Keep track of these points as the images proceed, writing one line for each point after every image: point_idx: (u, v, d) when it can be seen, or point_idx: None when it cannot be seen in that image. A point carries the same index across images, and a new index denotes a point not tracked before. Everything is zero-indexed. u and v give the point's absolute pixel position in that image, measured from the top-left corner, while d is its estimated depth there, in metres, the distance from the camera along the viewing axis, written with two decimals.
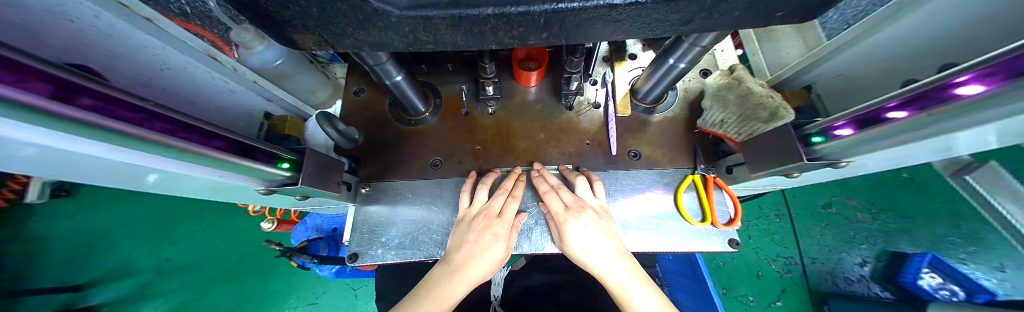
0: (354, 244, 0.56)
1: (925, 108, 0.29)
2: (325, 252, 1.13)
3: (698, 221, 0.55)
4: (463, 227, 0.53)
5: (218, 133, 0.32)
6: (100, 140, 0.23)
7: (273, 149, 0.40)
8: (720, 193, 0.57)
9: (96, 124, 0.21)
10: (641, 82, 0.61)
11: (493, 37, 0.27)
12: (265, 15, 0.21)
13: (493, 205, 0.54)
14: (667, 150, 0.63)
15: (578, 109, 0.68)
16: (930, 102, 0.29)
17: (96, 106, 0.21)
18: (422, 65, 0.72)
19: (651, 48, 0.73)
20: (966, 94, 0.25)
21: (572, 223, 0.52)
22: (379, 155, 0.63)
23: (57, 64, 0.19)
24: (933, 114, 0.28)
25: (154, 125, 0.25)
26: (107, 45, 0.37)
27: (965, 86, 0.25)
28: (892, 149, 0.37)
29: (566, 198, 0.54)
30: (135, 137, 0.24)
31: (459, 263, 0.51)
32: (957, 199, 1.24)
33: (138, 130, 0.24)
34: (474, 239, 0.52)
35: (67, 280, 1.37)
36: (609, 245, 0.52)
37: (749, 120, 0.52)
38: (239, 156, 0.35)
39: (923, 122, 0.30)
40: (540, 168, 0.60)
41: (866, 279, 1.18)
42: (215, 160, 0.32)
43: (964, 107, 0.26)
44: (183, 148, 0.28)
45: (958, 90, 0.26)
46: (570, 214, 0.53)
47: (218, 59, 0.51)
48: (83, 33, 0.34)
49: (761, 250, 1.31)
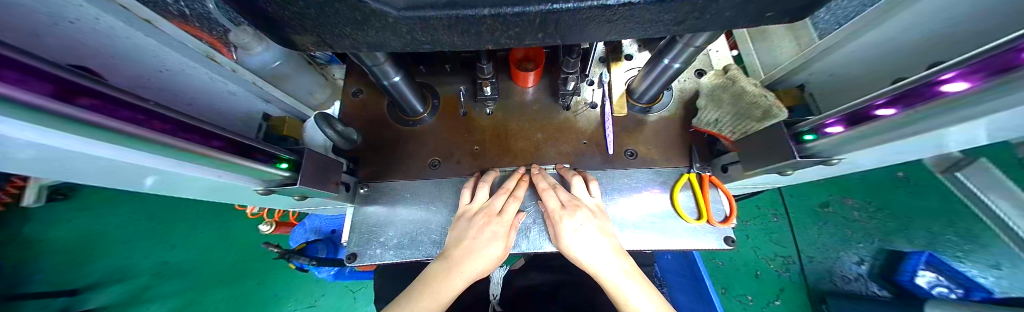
0: (352, 245, 0.56)
1: (912, 105, 0.30)
2: (324, 254, 1.13)
3: (694, 219, 0.55)
4: (463, 224, 0.53)
5: (218, 133, 0.33)
6: (101, 139, 0.23)
7: (272, 149, 0.40)
8: (716, 192, 0.58)
9: (97, 123, 0.21)
10: (637, 82, 0.62)
11: (488, 37, 0.27)
12: (263, 16, 0.21)
13: (495, 203, 0.54)
14: (663, 149, 0.63)
15: (576, 109, 0.69)
16: (917, 99, 0.29)
17: (98, 105, 0.21)
18: (421, 66, 0.72)
19: (646, 49, 0.74)
20: (949, 91, 0.26)
21: (567, 222, 0.53)
22: (379, 155, 0.64)
23: (56, 64, 0.20)
24: (921, 112, 0.29)
25: (152, 125, 0.26)
26: (107, 48, 0.37)
27: (950, 83, 0.26)
28: (882, 146, 0.37)
29: (564, 197, 0.55)
30: (134, 136, 0.24)
31: (457, 259, 0.51)
32: (952, 197, 1.25)
33: (137, 130, 0.24)
34: (473, 237, 0.52)
35: (62, 284, 1.36)
36: (605, 243, 0.52)
37: (741, 119, 0.54)
38: (239, 156, 0.35)
39: (913, 119, 0.30)
40: (536, 166, 0.60)
41: (864, 278, 1.18)
42: (210, 158, 0.31)
43: (950, 104, 0.26)
44: (182, 148, 0.28)
45: (945, 87, 0.27)
46: (564, 213, 0.53)
47: (217, 60, 0.50)
48: (83, 36, 0.34)
49: (760, 249, 1.32)
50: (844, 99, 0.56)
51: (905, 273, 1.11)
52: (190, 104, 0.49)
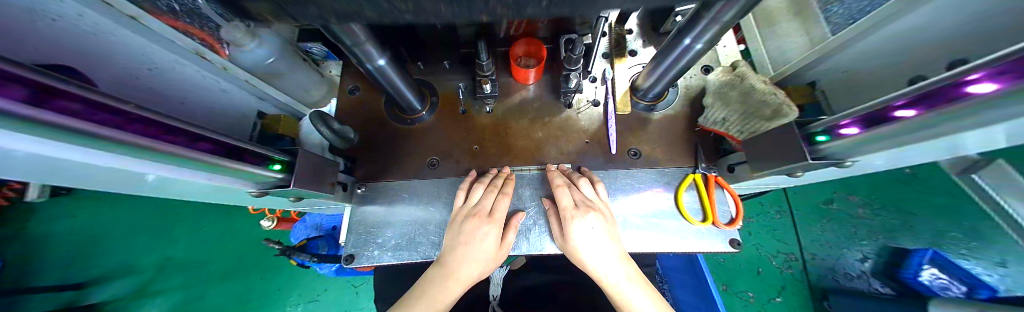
0: (350, 246, 0.55)
1: (934, 106, 0.28)
2: (325, 250, 1.13)
3: (699, 221, 0.54)
4: (457, 226, 0.52)
5: (206, 135, 0.32)
6: (81, 145, 0.22)
7: (262, 150, 0.39)
8: (722, 192, 0.56)
9: (81, 128, 0.20)
10: (642, 79, 0.60)
11: (482, 6, 0.25)
12: (222, 1, 0.19)
13: (486, 205, 0.53)
14: (668, 148, 0.62)
15: (578, 107, 0.67)
16: (940, 100, 0.28)
17: (80, 108, 0.20)
18: (420, 62, 0.71)
19: (652, 43, 0.71)
20: (976, 93, 0.24)
21: (577, 222, 0.51)
22: (376, 156, 0.62)
23: (35, 68, 0.19)
24: (942, 114, 0.27)
25: (137, 129, 0.25)
26: (94, 46, 0.36)
27: (977, 84, 0.24)
28: (901, 148, 0.35)
29: (577, 197, 0.53)
30: (118, 141, 0.23)
31: (453, 265, 0.50)
32: (960, 195, 1.22)
33: (121, 134, 0.23)
34: (469, 240, 0.51)
35: (68, 278, 1.37)
36: (611, 248, 0.51)
37: (750, 118, 0.52)
38: (230, 159, 0.34)
39: (933, 123, 0.29)
40: (552, 167, 0.60)
41: (866, 275, 1.18)
42: (197, 161, 0.30)
43: (976, 107, 0.25)
44: (170, 152, 0.27)
45: (971, 88, 0.25)
46: (576, 212, 0.51)
47: (207, 57, 0.48)
48: (73, 33, 0.33)
49: (761, 246, 1.31)
50: (857, 98, 0.54)
51: (907, 271, 1.07)
52: (180, 106, 0.48)
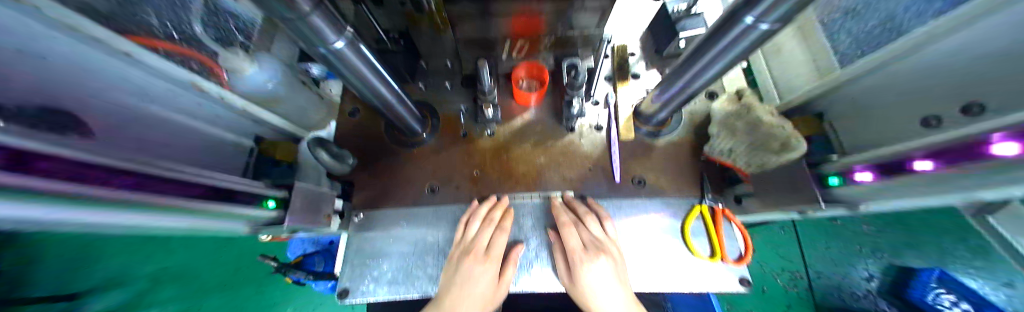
0: (345, 278, 0.53)
1: (955, 162, 0.27)
2: (321, 267, 1.11)
3: (708, 257, 0.52)
4: (453, 266, 0.51)
5: (195, 180, 0.31)
6: (84, 215, 0.20)
7: (260, 189, 0.39)
8: (730, 226, 0.55)
9: (78, 194, 0.19)
10: (647, 106, 0.59)
11: None
12: None
13: (497, 239, 0.53)
14: (673, 176, 0.60)
15: (580, 131, 0.66)
16: (961, 156, 0.26)
17: (70, 172, 0.20)
18: (420, 83, 0.70)
19: (655, 67, 0.71)
20: (999, 155, 0.23)
21: (586, 265, 0.50)
22: (374, 181, 0.61)
23: (22, 136, 0.18)
24: (960, 172, 0.26)
25: (127, 183, 0.24)
26: (93, 81, 0.35)
27: (1002, 143, 0.23)
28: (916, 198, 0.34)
29: (587, 237, 0.52)
30: (113, 201, 0.22)
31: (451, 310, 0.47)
32: None
33: (112, 193, 0.22)
34: (476, 274, 0.50)
35: None
36: (621, 293, 0.49)
37: (757, 150, 0.50)
38: (221, 202, 0.33)
39: (954, 182, 0.27)
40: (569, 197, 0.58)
41: (872, 295, 1.11)
42: (187, 210, 0.29)
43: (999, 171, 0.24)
44: (161, 203, 0.26)
45: (996, 148, 0.24)
46: (586, 254, 0.50)
47: (204, 89, 0.46)
48: (76, 72, 0.33)
49: (767, 263, 1.21)
50: (867, 134, 0.49)
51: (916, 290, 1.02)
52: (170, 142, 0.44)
